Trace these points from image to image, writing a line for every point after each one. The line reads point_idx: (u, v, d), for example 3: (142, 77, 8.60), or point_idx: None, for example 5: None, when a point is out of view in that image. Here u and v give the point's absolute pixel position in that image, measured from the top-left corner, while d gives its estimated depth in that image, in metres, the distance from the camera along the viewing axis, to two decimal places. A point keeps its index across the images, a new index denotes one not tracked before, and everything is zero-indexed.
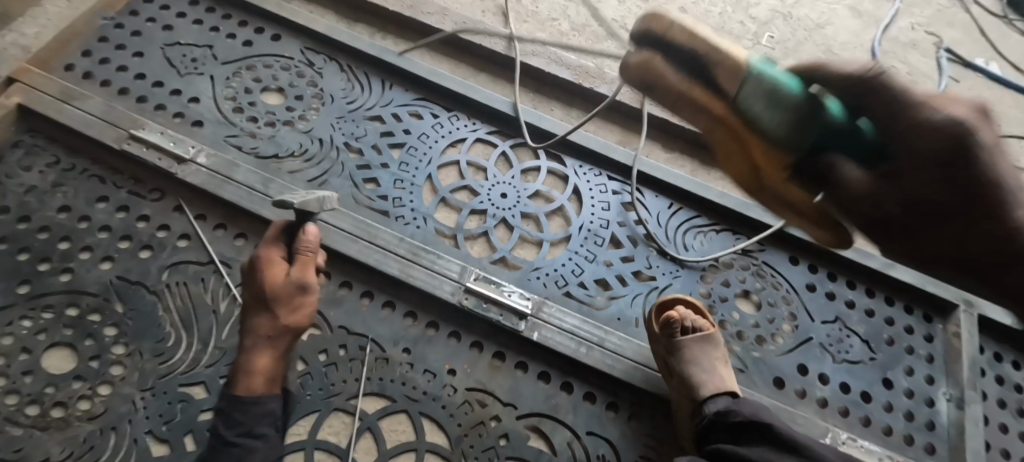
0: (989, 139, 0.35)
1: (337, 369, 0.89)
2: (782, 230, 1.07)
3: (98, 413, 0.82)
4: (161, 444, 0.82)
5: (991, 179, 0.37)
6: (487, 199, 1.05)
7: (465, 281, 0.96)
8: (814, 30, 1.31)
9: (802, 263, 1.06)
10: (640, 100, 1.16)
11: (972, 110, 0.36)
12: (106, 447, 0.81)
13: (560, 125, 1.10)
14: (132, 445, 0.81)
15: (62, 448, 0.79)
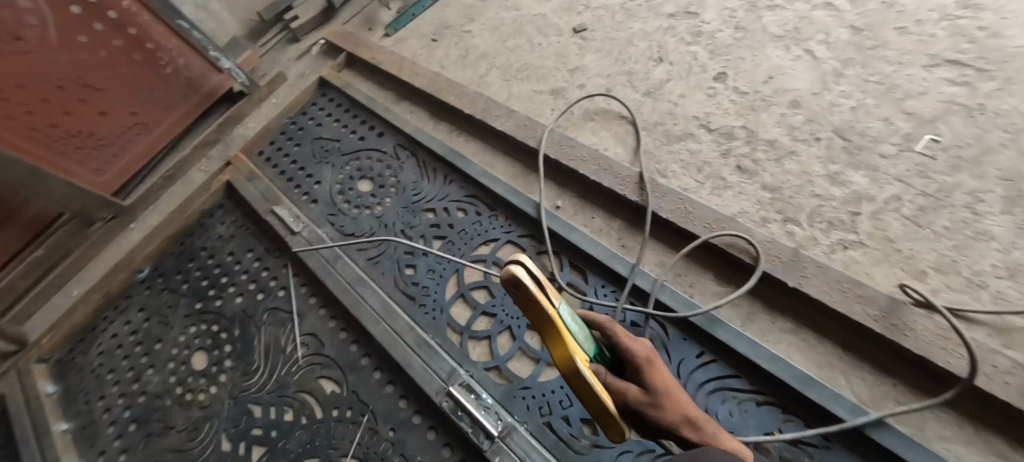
0: (648, 358, 0.79)
1: (341, 426, 1.06)
2: (862, 428, 0.76)
3: (206, 404, 1.17)
4: (229, 441, 1.11)
5: (653, 381, 0.76)
6: (500, 306, 1.10)
7: (450, 384, 1.01)
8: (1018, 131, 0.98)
9: None
10: (696, 218, 1.00)
11: (643, 347, 0.80)
12: (202, 429, 1.14)
13: (590, 239, 1.04)
14: (214, 435, 1.12)
15: (182, 422, 1.15)
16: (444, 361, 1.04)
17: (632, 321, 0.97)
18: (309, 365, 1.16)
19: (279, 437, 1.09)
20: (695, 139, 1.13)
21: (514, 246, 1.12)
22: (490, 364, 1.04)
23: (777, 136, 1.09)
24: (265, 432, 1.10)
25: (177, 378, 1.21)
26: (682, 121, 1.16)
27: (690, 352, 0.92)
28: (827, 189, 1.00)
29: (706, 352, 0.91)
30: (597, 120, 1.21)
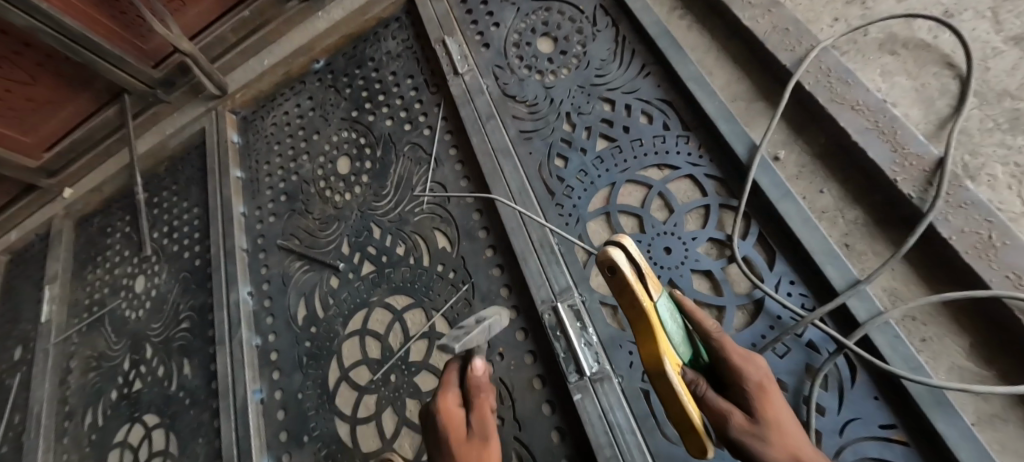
0: (762, 388, 0.59)
1: (441, 284, 1.03)
2: None
3: (341, 207, 1.19)
4: (348, 249, 1.15)
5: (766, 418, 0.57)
6: (647, 243, 0.89)
7: (560, 301, 0.89)
8: None
9: None
10: (988, 253, 0.69)
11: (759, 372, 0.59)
12: (330, 228, 1.19)
13: (809, 223, 0.78)
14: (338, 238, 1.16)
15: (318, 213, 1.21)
16: (562, 273, 0.91)
17: (810, 340, 0.77)
18: (428, 213, 1.09)
19: (386, 264, 1.10)
20: None
21: (694, 182, 0.90)
22: (610, 301, 0.89)
23: None
24: (377, 256, 1.11)
25: (321, 174, 1.26)
26: None
27: (871, 415, 0.73)
28: None
29: (899, 428, 0.71)
30: (903, 56, 0.84)
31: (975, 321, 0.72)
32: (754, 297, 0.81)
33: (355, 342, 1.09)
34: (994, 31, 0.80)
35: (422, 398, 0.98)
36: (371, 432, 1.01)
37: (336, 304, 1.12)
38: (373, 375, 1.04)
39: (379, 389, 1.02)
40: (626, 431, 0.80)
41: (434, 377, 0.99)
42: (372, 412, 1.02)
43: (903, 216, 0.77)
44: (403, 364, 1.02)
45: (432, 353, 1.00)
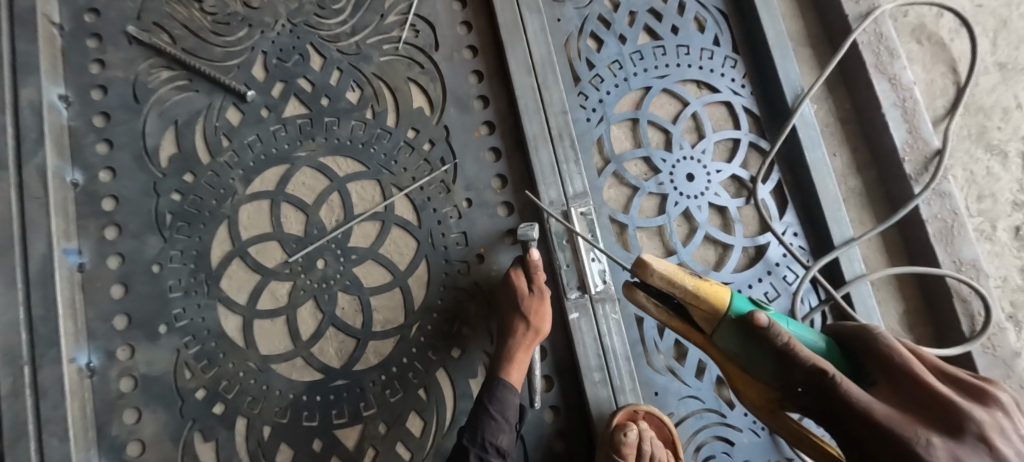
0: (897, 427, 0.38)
1: (409, 155, 0.78)
2: None
3: (254, 6, 0.79)
4: (263, 72, 0.79)
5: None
6: (671, 166, 0.79)
7: (573, 206, 0.75)
8: None
9: None
10: (951, 239, 0.79)
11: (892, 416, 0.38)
12: (234, 33, 0.79)
13: (829, 178, 0.78)
14: (248, 53, 0.78)
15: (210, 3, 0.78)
16: (576, 174, 0.76)
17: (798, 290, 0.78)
18: (403, 57, 0.80)
19: (328, 109, 0.78)
20: (1008, 162, 0.87)
21: (730, 112, 0.83)
22: (618, 219, 0.77)
23: None
24: (315, 95, 0.78)
25: None
26: (1011, 130, 0.88)
27: None
28: None
29: None
30: (925, 48, 0.89)
31: (911, 293, 0.82)
32: (759, 242, 0.78)
33: (259, 206, 0.76)
34: (991, 52, 0.90)
35: (361, 295, 0.75)
36: (275, 331, 0.74)
37: (235, 148, 0.76)
38: (288, 256, 0.75)
39: (296, 275, 0.75)
40: (621, 358, 0.72)
41: (381, 269, 0.76)
42: (279, 305, 0.75)
43: (891, 194, 0.83)
44: (337, 248, 0.76)
45: (383, 240, 0.76)
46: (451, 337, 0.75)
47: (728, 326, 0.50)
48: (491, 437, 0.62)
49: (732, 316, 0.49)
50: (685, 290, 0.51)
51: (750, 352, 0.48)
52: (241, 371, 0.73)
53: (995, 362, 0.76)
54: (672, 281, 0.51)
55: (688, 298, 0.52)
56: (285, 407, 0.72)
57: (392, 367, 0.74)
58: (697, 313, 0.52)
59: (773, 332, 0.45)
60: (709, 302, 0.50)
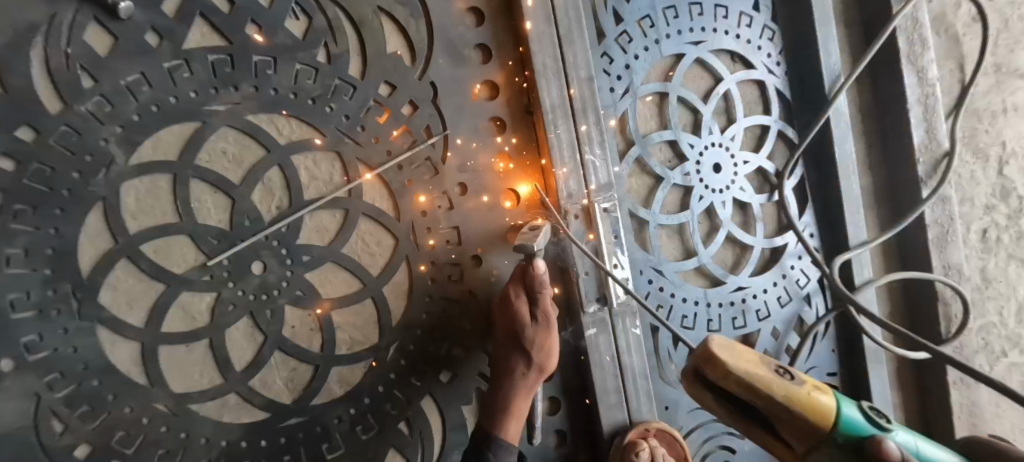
0: None
1: (381, 119, 0.56)
2: None
3: None
4: None
5: None
6: (698, 153, 0.67)
7: (595, 200, 0.60)
8: None
9: None
10: (946, 245, 0.78)
11: None
12: None
13: (852, 175, 0.71)
14: None
15: None
16: (599, 158, 0.60)
17: (808, 293, 0.73)
18: None
19: (255, 42, 0.52)
20: (980, 168, 0.90)
21: (761, 93, 0.72)
22: (640, 215, 0.64)
23: None
24: (234, 17, 0.51)
25: None
26: (989, 134, 0.90)
27: (825, 364, 0.75)
28: (1007, 316, 0.94)
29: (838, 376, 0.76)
30: (940, 40, 0.84)
31: (894, 293, 0.84)
32: (776, 245, 0.71)
33: (156, 185, 0.49)
34: (991, 52, 0.89)
35: (320, 310, 0.55)
36: (193, 361, 0.52)
37: (105, 92, 0.47)
38: (207, 259, 0.51)
39: (220, 285, 0.51)
40: (639, 375, 0.61)
41: (347, 278, 0.56)
42: (198, 326, 0.51)
43: (895, 196, 0.80)
44: (281, 248, 0.53)
45: (348, 237, 0.55)
46: (440, 358, 0.59)
47: (836, 451, 0.36)
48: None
49: (839, 437, 0.36)
50: (772, 403, 0.36)
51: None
52: (146, 417, 0.50)
53: (960, 360, 0.80)
54: (757, 391, 0.36)
55: (772, 411, 0.36)
56: (218, 459, 0.53)
57: (365, 398, 0.57)
58: (783, 427, 0.37)
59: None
60: (808, 418, 0.36)
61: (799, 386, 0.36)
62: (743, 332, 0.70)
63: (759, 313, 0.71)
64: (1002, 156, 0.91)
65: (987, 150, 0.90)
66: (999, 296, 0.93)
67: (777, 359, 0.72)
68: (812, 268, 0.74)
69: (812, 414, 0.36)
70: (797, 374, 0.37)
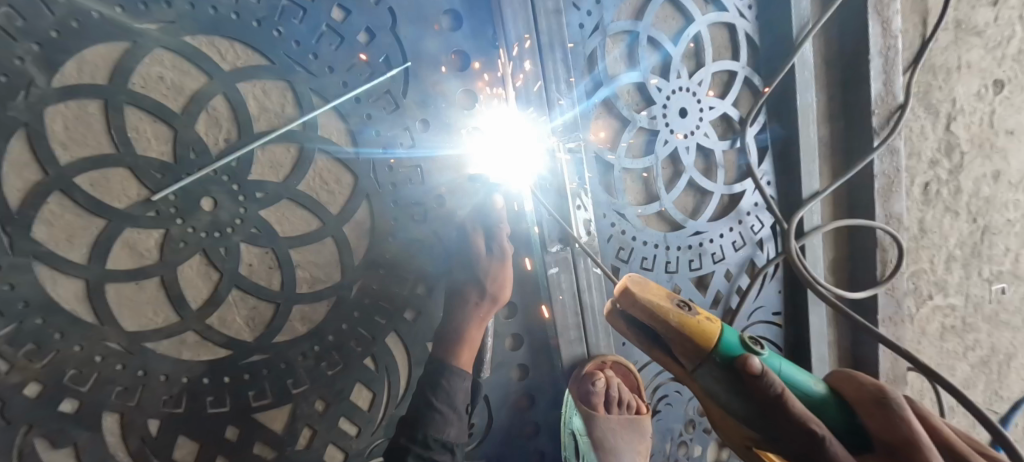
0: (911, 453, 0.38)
1: (335, 48, 0.53)
2: None
3: None
4: None
5: None
6: (665, 97, 0.66)
7: (560, 139, 0.59)
8: None
9: None
10: (889, 194, 0.82)
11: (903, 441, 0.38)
12: None
13: (810, 124, 0.73)
14: None
15: None
16: (566, 96, 0.59)
17: (761, 239, 0.77)
18: None
19: None
20: (929, 123, 0.94)
21: (730, 38, 0.71)
22: (605, 158, 0.64)
23: (963, 189, 1.00)
24: None
25: None
26: (941, 91, 0.93)
27: (772, 304, 0.80)
28: (937, 263, 1.02)
29: (782, 315, 0.81)
30: None
31: (840, 239, 0.88)
32: (735, 191, 0.73)
33: (85, 111, 0.45)
34: (952, 9, 0.90)
35: (277, 247, 0.53)
36: (144, 299, 0.50)
37: (14, 3, 0.42)
38: (150, 194, 0.48)
39: (168, 221, 0.49)
40: (598, 313, 0.64)
41: (304, 216, 0.54)
42: (146, 263, 0.49)
43: (850, 146, 0.83)
44: (232, 183, 0.50)
45: (303, 174, 0.53)
46: (403, 296, 0.59)
47: (717, 369, 0.42)
48: (449, 418, 0.55)
49: (717, 357, 0.42)
50: (669, 327, 0.42)
51: (732, 400, 0.41)
52: (99, 355, 0.49)
53: (891, 301, 0.87)
54: (656, 314, 0.42)
55: (667, 334, 0.43)
56: (179, 395, 0.52)
57: (329, 336, 0.57)
58: (677, 348, 0.43)
59: (766, 382, 0.39)
60: (695, 340, 0.42)
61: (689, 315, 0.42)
62: (698, 274, 0.73)
63: (714, 256, 0.74)
64: (951, 113, 0.95)
65: (938, 106, 0.94)
66: (932, 245, 1.00)
67: (728, 300, 0.76)
68: (766, 215, 0.76)
69: (695, 335, 0.42)
70: (693, 305, 0.44)
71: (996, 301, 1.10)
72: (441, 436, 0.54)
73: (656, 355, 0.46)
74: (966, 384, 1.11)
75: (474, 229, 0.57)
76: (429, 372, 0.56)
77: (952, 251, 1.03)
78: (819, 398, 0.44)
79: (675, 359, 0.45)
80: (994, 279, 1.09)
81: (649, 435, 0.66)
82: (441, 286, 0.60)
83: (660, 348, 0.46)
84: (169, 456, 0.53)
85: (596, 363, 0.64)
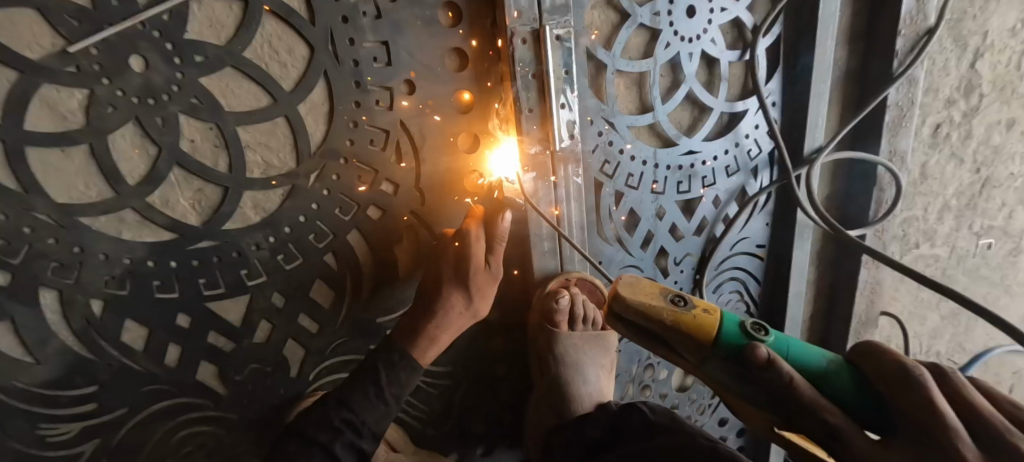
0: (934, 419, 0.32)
1: None
2: None
3: None
4: None
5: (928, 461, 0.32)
6: None
7: (548, 23, 0.52)
8: (1005, 282, 1.15)
9: None
10: (896, 129, 0.77)
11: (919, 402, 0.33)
12: None
13: (829, 38, 0.66)
14: None
15: None
16: None
17: (756, 166, 0.72)
18: None
19: None
20: (954, 57, 0.86)
21: None
22: (598, 56, 0.58)
23: (973, 135, 0.95)
24: None
25: None
26: (975, 20, 0.85)
27: (757, 236, 0.77)
28: (930, 212, 0.99)
29: (766, 249, 0.79)
30: None
31: (837, 175, 0.84)
32: (736, 110, 0.67)
33: None
34: None
35: (223, 123, 0.48)
36: (73, 168, 0.45)
37: None
38: (67, 45, 0.42)
39: (91, 79, 0.43)
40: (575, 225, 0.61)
41: (252, 90, 0.49)
42: (70, 127, 0.44)
43: (866, 72, 0.77)
44: (166, 42, 0.45)
45: (248, 38, 0.47)
46: (365, 192, 0.54)
47: (724, 364, 0.41)
48: (365, 425, 0.53)
49: (720, 350, 0.41)
50: (664, 325, 0.42)
51: (751, 393, 0.40)
52: (27, 227, 0.45)
53: (877, 242, 0.84)
54: (645, 315, 0.43)
55: (664, 333, 0.43)
56: (122, 276, 0.49)
57: (285, 228, 0.53)
58: (679, 347, 0.43)
59: (776, 371, 0.37)
60: (692, 334, 0.42)
61: (685, 314, 0.42)
62: (685, 198, 0.69)
63: (705, 180, 0.69)
64: (980, 48, 0.87)
65: (967, 39, 0.86)
66: (929, 192, 0.97)
67: (712, 228, 0.73)
68: (766, 140, 0.71)
69: (686, 322, 0.42)
70: (689, 299, 0.43)
71: (979, 256, 1.09)
72: (354, 442, 0.53)
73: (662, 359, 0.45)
74: (933, 334, 1.13)
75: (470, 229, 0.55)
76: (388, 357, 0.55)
77: (948, 200, 0.99)
78: (833, 371, 0.40)
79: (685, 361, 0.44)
80: (983, 233, 1.07)
81: (613, 350, 0.66)
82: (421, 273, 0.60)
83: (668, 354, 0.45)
84: (117, 339, 0.50)
85: (566, 279, 0.61)
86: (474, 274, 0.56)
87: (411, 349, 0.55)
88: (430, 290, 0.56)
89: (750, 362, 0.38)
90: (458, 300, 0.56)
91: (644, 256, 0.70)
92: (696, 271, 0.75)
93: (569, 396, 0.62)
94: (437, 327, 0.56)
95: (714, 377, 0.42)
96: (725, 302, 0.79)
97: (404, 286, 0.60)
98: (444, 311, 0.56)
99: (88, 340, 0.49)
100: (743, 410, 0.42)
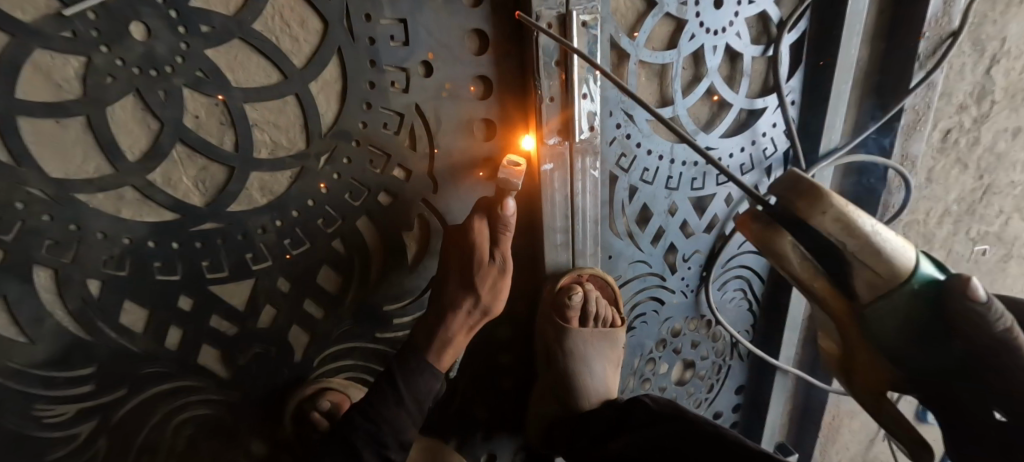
0: None
1: None
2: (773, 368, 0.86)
3: None
4: None
5: None
6: None
7: (574, 8, 0.49)
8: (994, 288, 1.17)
9: (739, 397, 0.89)
10: (910, 133, 0.77)
11: None
12: None
13: (854, 37, 0.64)
14: None
15: None
16: None
17: (770, 165, 0.71)
18: None
19: None
20: (971, 62, 0.85)
21: None
22: (621, 45, 0.56)
23: (980, 142, 0.95)
24: None
25: None
26: (995, 25, 0.83)
27: None
28: (931, 216, 0.99)
29: None
30: None
31: (847, 176, 0.84)
32: (755, 107, 0.66)
33: None
34: None
35: (229, 99, 0.46)
36: (69, 141, 0.43)
37: None
38: (62, 8, 0.39)
39: (89, 46, 0.41)
40: (590, 218, 0.59)
41: (261, 65, 0.46)
42: (66, 98, 0.42)
43: (885, 73, 0.75)
44: (169, 9, 0.42)
45: (258, 9, 0.44)
46: (376, 177, 0.52)
47: (905, 303, 0.30)
48: (392, 435, 0.52)
49: (914, 282, 0.30)
50: (861, 243, 0.28)
51: (920, 337, 0.31)
52: (20, 202, 0.42)
53: None
54: (852, 228, 0.28)
55: (850, 253, 0.29)
56: (122, 256, 0.47)
57: (293, 212, 0.51)
58: (852, 275, 0.30)
59: (994, 310, 0.28)
60: (892, 257, 0.29)
61: (898, 238, 0.29)
62: (698, 195, 0.68)
63: (719, 178, 0.68)
64: (996, 54, 0.86)
65: (985, 44, 0.85)
66: (932, 196, 0.97)
67: (722, 226, 0.72)
68: (782, 139, 0.70)
69: (890, 243, 0.29)
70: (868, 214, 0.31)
71: (973, 261, 1.10)
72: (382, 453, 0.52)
73: (799, 281, 0.33)
74: None
75: (477, 225, 0.53)
76: (403, 366, 0.54)
77: (949, 205, 1.00)
78: None
79: (836, 293, 0.32)
80: (979, 239, 1.08)
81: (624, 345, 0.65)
82: (430, 261, 0.59)
83: (818, 281, 0.32)
84: (116, 321, 0.49)
85: (574, 275, 0.60)
86: (482, 274, 0.54)
87: (429, 349, 0.55)
88: (443, 291, 0.55)
89: (967, 305, 0.28)
90: (468, 300, 0.55)
91: (653, 251, 0.69)
92: (702, 268, 0.74)
93: (580, 391, 0.63)
94: (449, 330, 0.55)
95: (872, 318, 0.31)
96: (729, 299, 0.79)
97: (411, 275, 0.58)
98: (456, 312, 0.55)
99: (85, 320, 0.48)
100: (867, 356, 0.34)
